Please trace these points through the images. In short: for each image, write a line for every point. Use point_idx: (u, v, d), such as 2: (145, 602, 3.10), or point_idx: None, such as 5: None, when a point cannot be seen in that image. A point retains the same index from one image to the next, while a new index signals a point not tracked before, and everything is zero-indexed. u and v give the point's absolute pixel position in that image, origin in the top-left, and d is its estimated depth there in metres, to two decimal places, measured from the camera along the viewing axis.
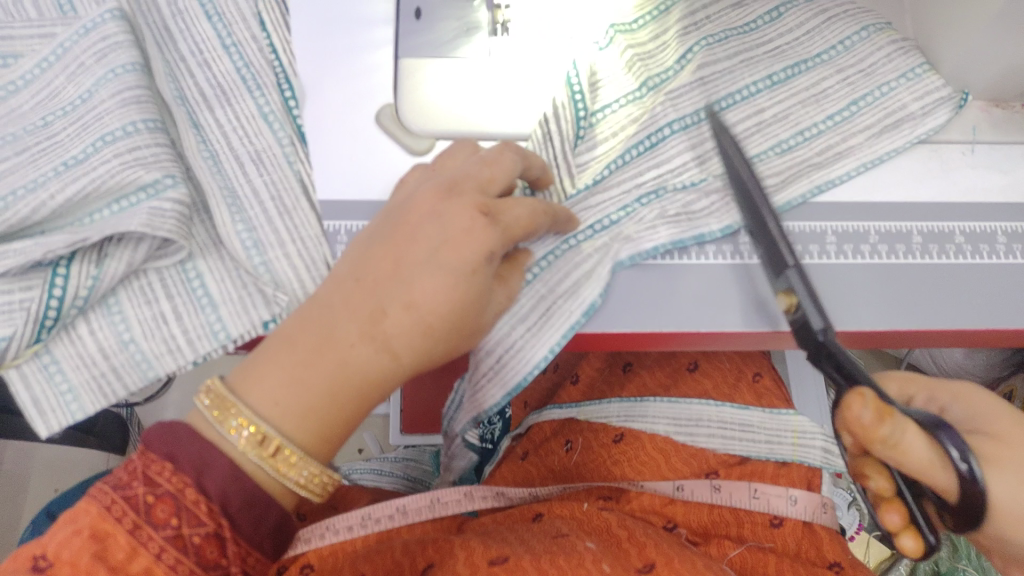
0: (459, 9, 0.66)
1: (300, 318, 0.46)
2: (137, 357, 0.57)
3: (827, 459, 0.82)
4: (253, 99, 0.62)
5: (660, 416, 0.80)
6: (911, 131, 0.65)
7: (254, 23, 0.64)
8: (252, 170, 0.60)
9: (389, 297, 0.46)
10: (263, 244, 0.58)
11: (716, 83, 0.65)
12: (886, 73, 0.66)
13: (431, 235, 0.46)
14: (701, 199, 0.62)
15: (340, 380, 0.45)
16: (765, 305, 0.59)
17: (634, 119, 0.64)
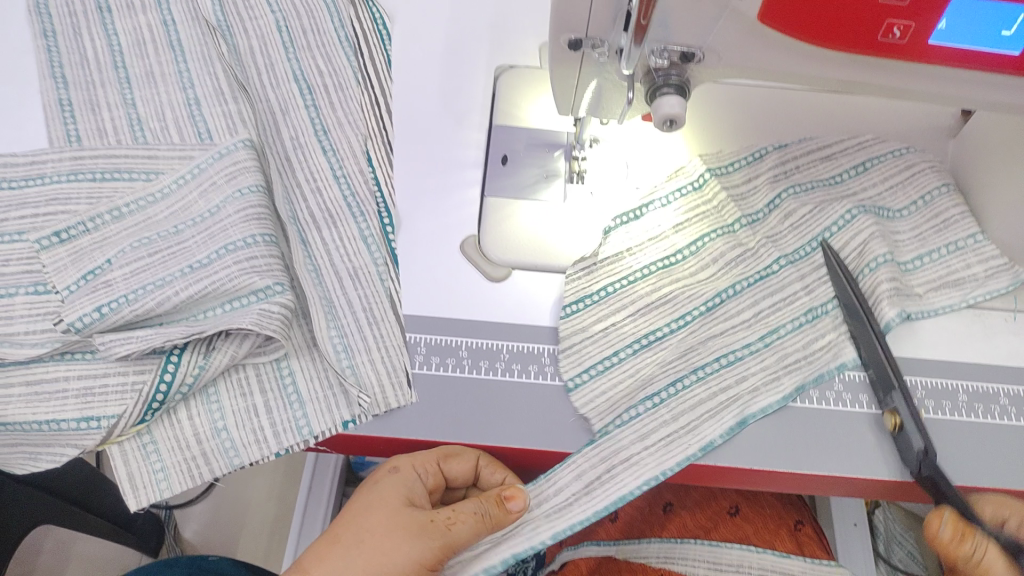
0: (541, 159, 0.76)
1: (314, 546, 0.62)
2: (227, 444, 0.62)
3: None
4: (356, 224, 0.71)
5: (698, 560, 0.81)
6: (971, 291, 0.70)
7: (363, 159, 0.74)
8: (349, 284, 0.68)
9: (386, 507, 0.61)
10: (352, 349, 0.65)
11: (784, 245, 0.72)
12: (937, 240, 0.72)
13: (373, 520, 0.61)
14: (802, 343, 0.67)
15: (388, 540, 0.60)
16: (836, 451, 0.62)
17: (724, 257, 0.71)
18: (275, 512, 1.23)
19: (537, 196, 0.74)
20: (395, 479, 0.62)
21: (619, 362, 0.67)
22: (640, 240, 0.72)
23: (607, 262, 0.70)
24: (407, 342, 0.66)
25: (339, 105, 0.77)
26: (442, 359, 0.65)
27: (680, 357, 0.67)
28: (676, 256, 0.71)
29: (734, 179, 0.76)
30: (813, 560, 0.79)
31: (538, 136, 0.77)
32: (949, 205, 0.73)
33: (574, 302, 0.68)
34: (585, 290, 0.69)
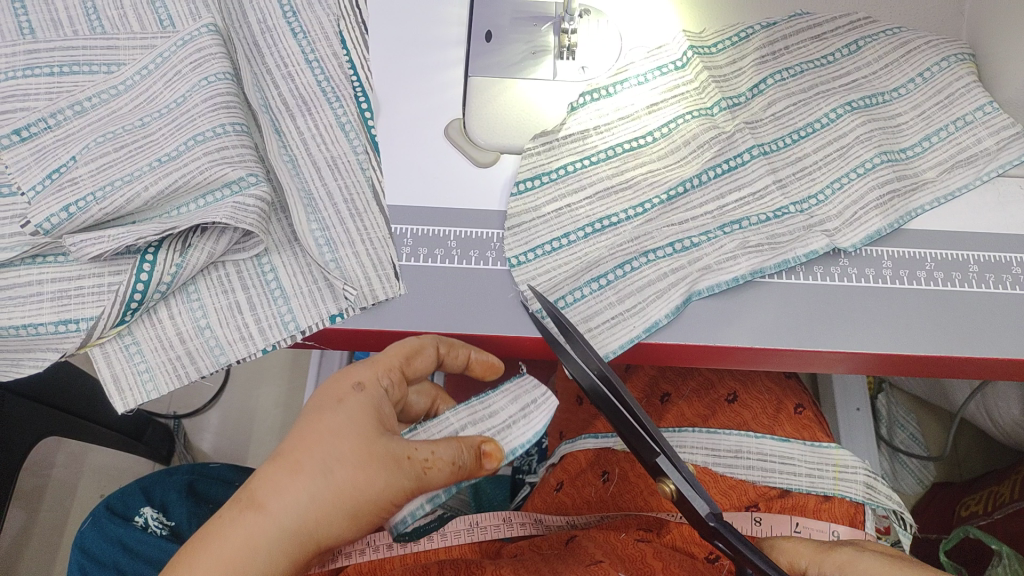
0: (528, 34, 0.70)
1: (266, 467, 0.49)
2: (212, 342, 0.60)
3: (871, 492, 0.76)
4: (332, 110, 0.66)
5: (698, 446, 0.80)
6: (983, 168, 0.65)
7: (336, 41, 0.69)
8: (328, 175, 0.64)
9: (361, 431, 0.50)
10: (335, 242, 0.61)
11: (760, 129, 0.67)
12: (943, 117, 0.67)
13: (345, 435, 0.49)
14: (782, 230, 0.63)
15: (363, 471, 0.48)
16: (834, 326, 0.60)
17: (676, 140, 0.67)
18: (282, 416, 1.24)
19: (528, 74, 0.69)
20: (366, 397, 0.52)
21: (568, 244, 0.63)
22: (611, 116, 0.67)
23: (577, 136, 0.66)
24: (392, 233, 0.63)
25: None
26: (430, 250, 0.63)
27: (633, 242, 0.63)
28: (648, 134, 0.67)
29: (722, 61, 0.70)
30: (814, 443, 0.78)
31: (525, 9, 0.71)
32: (951, 80, 0.68)
33: (531, 173, 0.65)
34: (551, 166, 0.65)
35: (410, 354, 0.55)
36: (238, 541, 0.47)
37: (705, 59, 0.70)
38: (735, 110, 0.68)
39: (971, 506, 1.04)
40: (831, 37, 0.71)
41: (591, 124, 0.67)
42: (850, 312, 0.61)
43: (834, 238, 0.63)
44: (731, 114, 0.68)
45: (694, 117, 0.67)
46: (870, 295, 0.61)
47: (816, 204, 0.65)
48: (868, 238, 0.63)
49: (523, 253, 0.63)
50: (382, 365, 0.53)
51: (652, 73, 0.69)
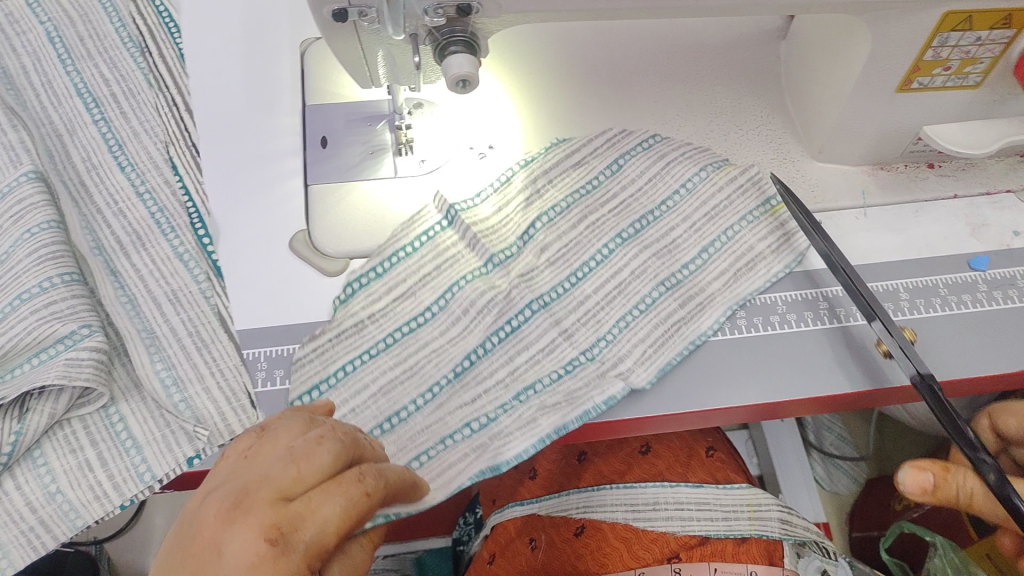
0: (364, 135, 0.70)
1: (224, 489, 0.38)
2: (66, 507, 0.56)
3: (788, 527, 0.77)
4: (168, 242, 0.65)
5: (615, 503, 0.80)
6: (799, 246, 0.66)
7: (167, 168, 0.68)
8: (169, 310, 0.62)
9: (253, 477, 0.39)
10: (183, 381, 0.60)
11: (583, 240, 0.66)
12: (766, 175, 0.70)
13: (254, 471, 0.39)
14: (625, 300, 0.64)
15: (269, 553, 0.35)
16: (701, 384, 0.60)
17: (507, 217, 0.67)
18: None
19: (371, 175, 0.68)
20: (244, 511, 0.36)
21: (397, 340, 0.63)
22: (444, 257, 0.65)
23: (402, 279, 0.64)
24: (244, 360, 0.61)
25: (132, 112, 0.71)
26: (283, 370, 0.61)
27: (465, 334, 0.62)
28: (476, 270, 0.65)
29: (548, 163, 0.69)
30: (726, 485, 0.79)
31: (356, 111, 0.71)
32: (771, 133, 0.72)
33: (354, 318, 0.63)
34: (371, 308, 0.63)
35: (304, 464, 0.39)
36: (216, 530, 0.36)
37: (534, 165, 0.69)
38: (556, 223, 0.67)
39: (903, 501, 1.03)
40: (655, 103, 0.73)
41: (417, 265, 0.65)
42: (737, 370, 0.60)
43: (677, 296, 0.64)
44: (558, 220, 0.67)
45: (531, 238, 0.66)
46: (729, 350, 0.61)
47: (642, 277, 0.65)
48: (692, 345, 0.61)
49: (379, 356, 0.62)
50: (306, 469, 0.38)
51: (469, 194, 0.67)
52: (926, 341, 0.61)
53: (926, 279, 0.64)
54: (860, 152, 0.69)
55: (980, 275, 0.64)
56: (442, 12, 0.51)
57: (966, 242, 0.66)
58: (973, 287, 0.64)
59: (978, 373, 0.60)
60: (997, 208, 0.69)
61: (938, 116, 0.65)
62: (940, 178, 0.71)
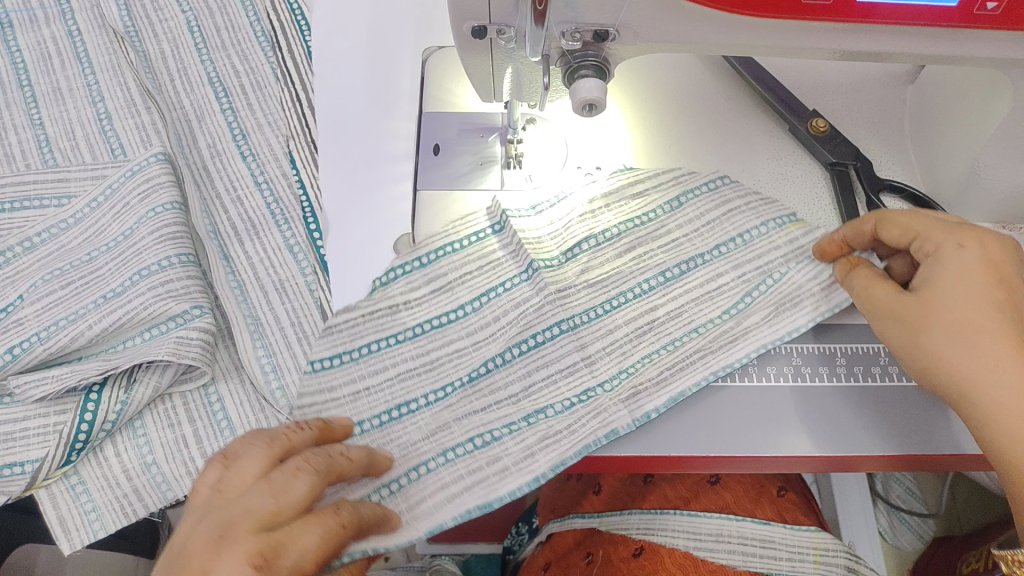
0: (475, 145, 0.71)
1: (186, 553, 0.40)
2: (158, 478, 0.58)
3: (853, 575, 0.76)
4: (280, 233, 0.68)
5: (676, 529, 0.76)
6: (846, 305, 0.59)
7: (285, 162, 0.72)
8: (276, 299, 0.64)
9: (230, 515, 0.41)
10: (282, 368, 0.61)
11: (656, 303, 0.60)
12: None
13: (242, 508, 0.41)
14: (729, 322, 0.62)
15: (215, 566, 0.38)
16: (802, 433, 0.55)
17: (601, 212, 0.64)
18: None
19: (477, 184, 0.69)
20: (232, 540, 0.39)
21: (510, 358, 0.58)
22: (522, 366, 0.58)
23: (522, 392, 0.57)
24: None
25: (257, 106, 0.76)
26: None
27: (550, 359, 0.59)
28: (585, 353, 0.58)
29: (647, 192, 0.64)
30: (795, 527, 0.76)
31: (470, 121, 0.72)
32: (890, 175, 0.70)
33: (379, 376, 0.58)
34: (432, 398, 0.57)
35: (275, 455, 0.45)
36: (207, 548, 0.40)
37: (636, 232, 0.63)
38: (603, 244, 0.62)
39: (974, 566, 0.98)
40: (770, 141, 0.72)
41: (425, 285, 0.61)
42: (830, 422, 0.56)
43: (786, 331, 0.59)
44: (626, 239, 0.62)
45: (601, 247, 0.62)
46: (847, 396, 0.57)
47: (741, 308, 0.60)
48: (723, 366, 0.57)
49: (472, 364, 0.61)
50: (287, 503, 0.42)
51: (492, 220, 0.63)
52: None
53: None
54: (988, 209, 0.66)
55: None
56: (579, 36, 0.52)
57: None
58: None
59: None
60: None
61: None
62: None
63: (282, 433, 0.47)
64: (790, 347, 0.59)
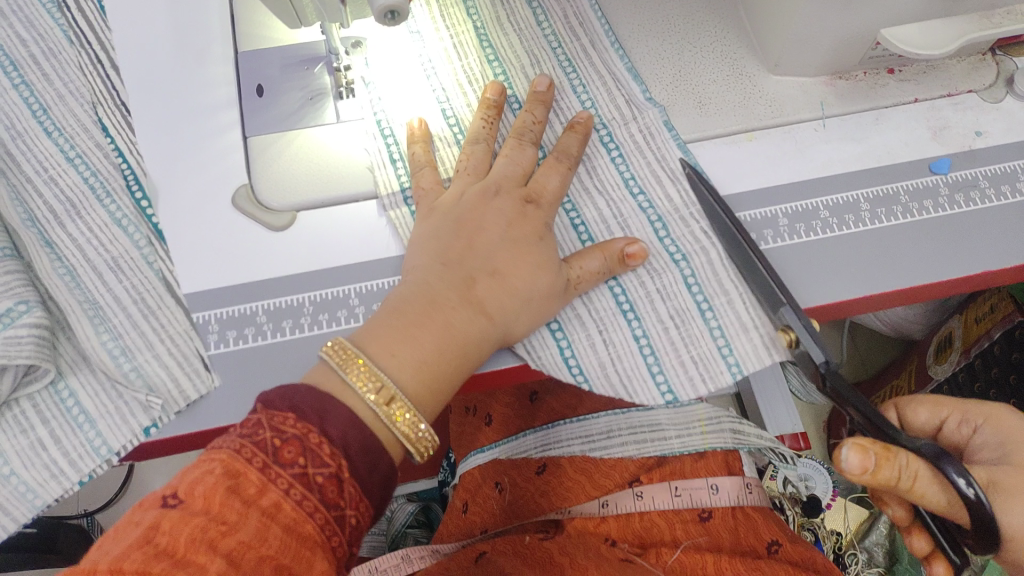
0: (303, 80, 0.66)
1: (464, 197, 0.59)
2: (21, 488, 0.55)
3: (742, 437, 0.71)
4: (105, 208, 0.62)
5: (572, 437, 0.79)
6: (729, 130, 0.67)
7: (97, 131, 0.65)
8: (112, 279, 0.60)
9: (511, 230, 0.57)
10: (132, 350, 0.58)
11: (628, 231, 0.62)
12: (730, 98, 0.68)
13: (492, 232, 0.57)
14: (621, 172, 0.64)
15: (523, 258, 0.55)
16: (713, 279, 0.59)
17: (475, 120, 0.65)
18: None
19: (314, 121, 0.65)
20: (504, 193, 0.59)
21: None
22: (646, 290, 0.59)
23: (727, 274, 0.59)
24: (194, 324, 0.59)
25: (55, 74, 0.66)
26: (238, 330, 0.59)
27: None
28: (672, 261, 0.60)
29: (469, 103, 0.66)
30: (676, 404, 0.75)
31: (293, 54, 0.67)
32: (726, 47, 0.71)
33: (584, 333, 0.59)
34: (657, 316, 0.59)
35: (525, 166, 0.60)
36: (484, 222, 0.57)
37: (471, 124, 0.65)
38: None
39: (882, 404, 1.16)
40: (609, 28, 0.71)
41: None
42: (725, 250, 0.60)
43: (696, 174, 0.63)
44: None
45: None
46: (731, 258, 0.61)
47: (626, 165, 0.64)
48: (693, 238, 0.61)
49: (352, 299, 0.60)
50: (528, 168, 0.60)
51: (401, 187, 0.63)
52: (881, 253, 0.62)
53: (886, 187, 0.65)
54: (817, 63, 0.67)
55: (941, 179, 0.65)
56: None
57: (927, 146, 0.66)
58: (935, 191, 0.64)
59: (935, 279, 0.61)
60: (958, 109, 0.68)
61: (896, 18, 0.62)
62: (899, 83, 0.69)
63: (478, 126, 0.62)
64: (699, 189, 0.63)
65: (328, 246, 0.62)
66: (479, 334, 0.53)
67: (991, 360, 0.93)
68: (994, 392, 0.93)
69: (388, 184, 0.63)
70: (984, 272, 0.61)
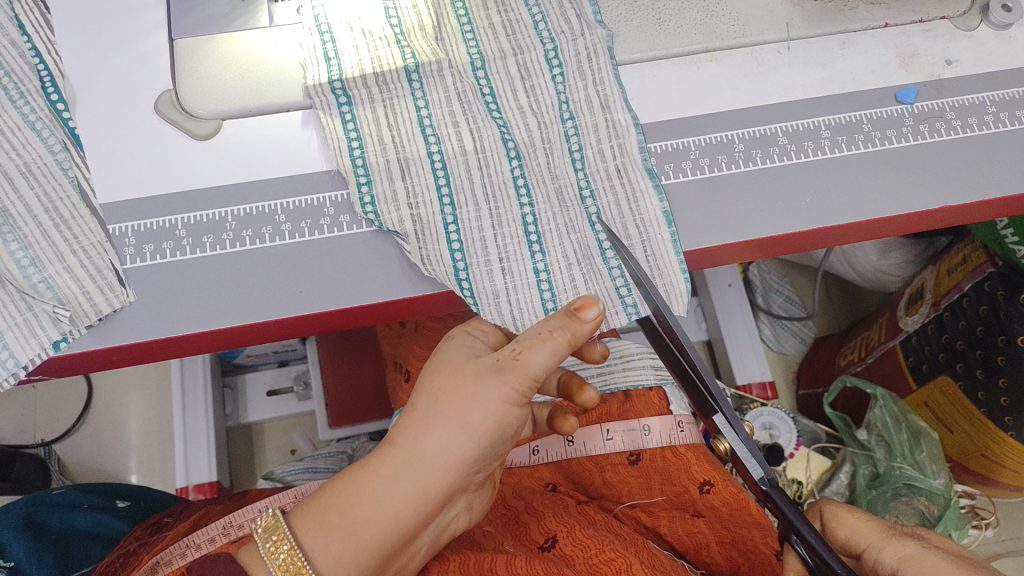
0: None
1: (423, 384, 0.49)
2: None
3: (662, 373, 0.79)
4: (16, 109, 0.57)
5: None
6: (687, 44, 0.63)
7: (11, 26, 0.59)
8: (22, 185, 0.55)
9: (471, 382, 0.47)
10: (42, 261, 0.54)
11: (550, 159, 0.59)
12: (689, 14, 0.64)
13: (447, 416, 0.47)
14: (554, 94, 0.60)
15: (478, 410, 0.46)
16: (630, 214, 0.57)
17: (423, 24, 0.61)
18: (158, 417, 1.23)
19: (242, 22, 0.61)
20: (464, 391, 0.47)
21: (368, 153, 0.57)
22: (555, 223, 0.57)
23: (635, 218, 0.57)
24: (109, 236, 0.56)
25: None
26: (156, 245, 0.56)
27: (392, 155, 0.58)
28: (580, 196, 0.58)
29: (416, 4, 0.62)
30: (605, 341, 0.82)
31: None
32: None
33: (483, 257, 0.56)
34: (563, 252, 0.57)
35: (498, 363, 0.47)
36: (447, 413, 0.47)
37: (413, 25, 0.61)
38: (475, 128, 0.59)
39: (848, 354, 1.17)
40: None
41: (377, 148, 0.58)
42: (630, 189, 0.58)
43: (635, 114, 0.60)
44: (442, 103, 0.59)
45: (427, 81, 0.60)
46: (679, 190, 0.59)
47: (562, 85, 0.60)
48: (611, 171, 0.58)
49: (275, 218, 0.57)
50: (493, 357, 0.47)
51: (329, 80, 0.58)
52: (839, 183, 0.59)
53: (849, 115, 0.62)
54: None
55: (907, 108, 0.62)
56: None
57: (893, 74, 0.63)
58: (898, 121, 0.61)
59: (892, 213, 0.58)
60: (929, 36, 0.64)
61: None
62: (870, 5, 0.65)
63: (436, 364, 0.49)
64: (628, 120, 0.60)
65: (258, 158, 0.58)
66: (461, 476, 0.47)
67: (959, 313, 0.89)
68: (961, 344, 0.89)
69: (316, 78, 0.58)
70: (943, 207, 0.58)
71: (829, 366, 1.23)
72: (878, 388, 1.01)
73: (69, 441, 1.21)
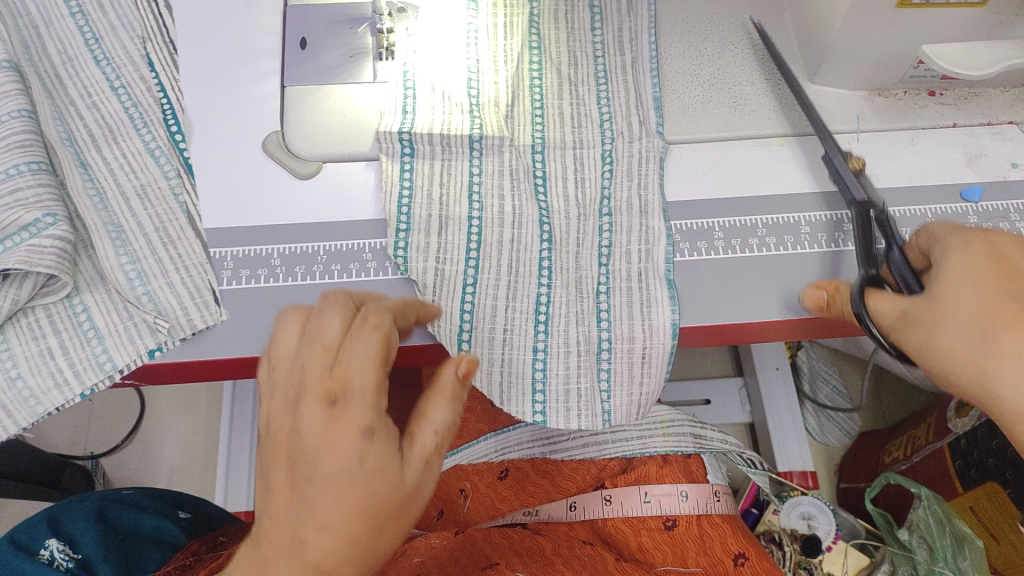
0: (344, 37, 0.68)
1: (283, 421, 0.42)
2: (26, 395, 0.55)
3: (700, 441, 0.79)
4: (139, 136, 0.63)
5: (529, 440, 0.81)
6: (760, 129, 0.67)
7: (143, 64, 0.66)
8: (138, 205, 0.61)
9: (368, 453, 0.40)
10: (147, 275, 0.59)
11: (616, 238, 0.62)
12: (762, 103, 0.68)
13: (337, 488, 0.39)
14: (629, 166, 0.64)
15: (378, 480, 0.40)
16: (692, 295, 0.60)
17: (512, 93, 0.66)
18: (205, 440, 1.26)
19: (351, 78, 0.67)
20: (361, 449, 0.40)
21: (452, 207, 0.62)
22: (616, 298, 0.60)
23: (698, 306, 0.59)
24: (210, 258, 0.61)
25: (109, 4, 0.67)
26: (251, 271, 0.60)
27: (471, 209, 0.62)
28: (640, 276, 0.60)
29: (497, 80, 0.67)
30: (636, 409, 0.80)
31: (339, 11, 0.69)
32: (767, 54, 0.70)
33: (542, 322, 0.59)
34: (622, 325, 0.59)
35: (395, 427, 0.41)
36: (343, 483, 0.40)
37: (490, 99, 0.66)
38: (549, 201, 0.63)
39: (893, 451, 1.16)
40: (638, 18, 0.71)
41: (456, 204, 0.62)
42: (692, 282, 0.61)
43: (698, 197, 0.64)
44: (521, 173, 0.63)
45: (510, 151, 0.64)
46: (746, 265, 0.61)
47: (636, 162, 0.64)
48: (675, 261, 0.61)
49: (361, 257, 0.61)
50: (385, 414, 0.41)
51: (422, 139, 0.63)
52: None
53: (914, 208, 0.64)
54: (859, 76, 0.66)
55: (971, 206, 0.64)
56: None
57: (960, 172, 0.65)
58: (963, 218, 0.63)
59: None
60: (996, 139, 0.67)
61: (939, 34, 0.60)
62: (939, 107, 0.68)
63: (299, 397, 0.41)
64: (711, 224, 0.63)
65: (350, 201, 0.63)
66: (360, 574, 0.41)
67: None
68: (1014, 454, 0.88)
69: (387, 125, 0.63)
70: None
71: (872, 460, 1.22)
72: (921, 486, 0.95)
73: (117, 456, 1.24)
